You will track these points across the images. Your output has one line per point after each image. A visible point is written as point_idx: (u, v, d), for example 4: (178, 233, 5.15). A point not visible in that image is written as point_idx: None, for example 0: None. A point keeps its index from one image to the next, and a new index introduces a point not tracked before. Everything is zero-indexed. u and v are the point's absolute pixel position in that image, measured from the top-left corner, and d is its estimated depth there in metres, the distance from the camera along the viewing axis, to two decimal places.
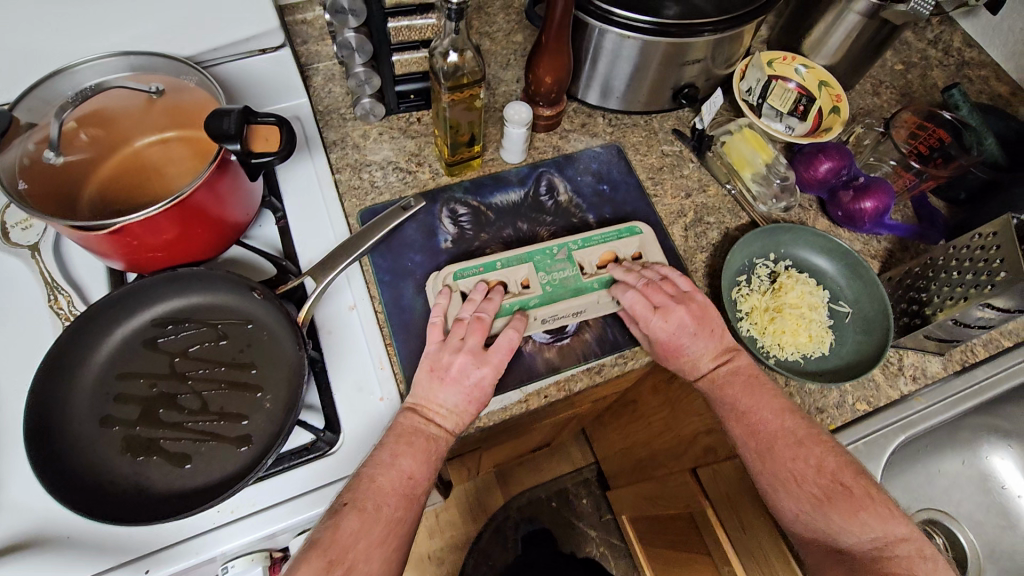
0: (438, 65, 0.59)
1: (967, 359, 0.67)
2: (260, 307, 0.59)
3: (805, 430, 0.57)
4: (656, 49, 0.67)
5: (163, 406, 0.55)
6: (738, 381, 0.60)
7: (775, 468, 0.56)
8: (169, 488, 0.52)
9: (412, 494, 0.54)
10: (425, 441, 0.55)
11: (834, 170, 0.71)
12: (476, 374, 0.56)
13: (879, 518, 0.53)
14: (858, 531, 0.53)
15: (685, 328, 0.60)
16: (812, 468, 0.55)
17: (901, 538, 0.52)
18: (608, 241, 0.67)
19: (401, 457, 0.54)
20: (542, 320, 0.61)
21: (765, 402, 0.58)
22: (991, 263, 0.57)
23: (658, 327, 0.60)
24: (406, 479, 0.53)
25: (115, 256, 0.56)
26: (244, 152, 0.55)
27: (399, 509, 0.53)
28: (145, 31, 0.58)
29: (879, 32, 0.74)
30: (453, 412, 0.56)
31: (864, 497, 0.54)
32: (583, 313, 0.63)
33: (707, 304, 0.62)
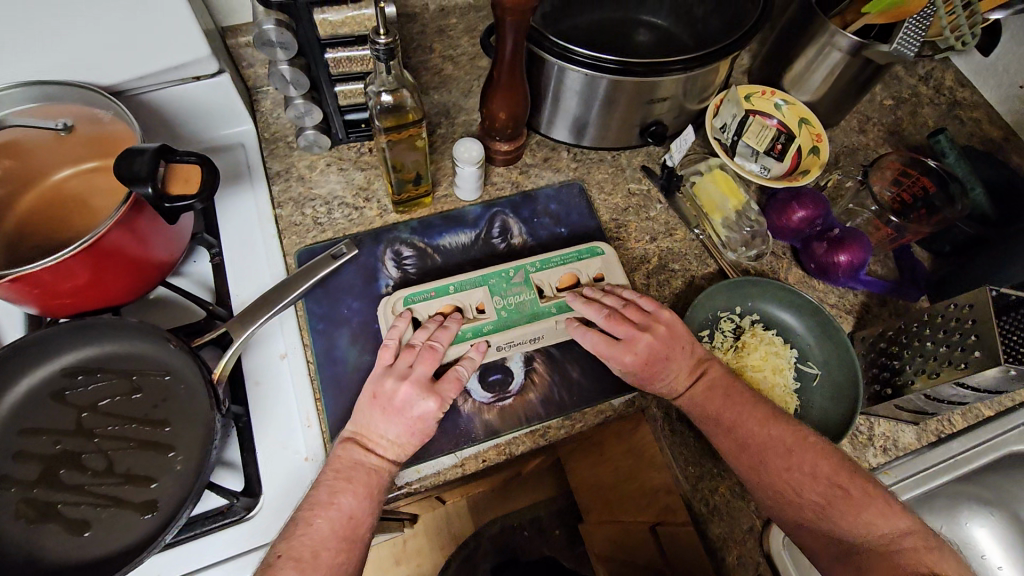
0: (374, 103, 0.56)
1: (942, 429, 0.63)
2: (177, 358, 0.55)
3: (793, 436, 0.54)
4: (619, 86, 0.63)
5: (65, 466, 0.51)
6: (719, 397, 0.56)
7: (768, 484, 0.53)
8: (63, 559, 0.48)
9: (356, 531, 0.49)
10: (365, 476, 0.50)
11: (809, 219, 0.68)
12: (420, 406, 0.52)
13: (881, 515, 0.50)
14: (865, 530, 0.50)
15: (657, 357, 0.56)
16: (808, 474, 0.52)
17: (905, 531, 0.49)
18: (568, 262, 0.63)
19: (340, 495, 0.49)
20: (496, 348, 0.58)
21: (749, 415, 0.55)
22: (965, 338, 0.53)
23: (632, 357, 0.56)
24: (345, 517, 0.49)
25: (23, 303, 0.52)
26: (156, 195, 0.51)
27: (341, 554, 0.48)
28: (61, 62, 0.54)
29: (863, 71, 0.69)
30: (393, 445, 0.52)
31: (863, 495, 0.51)
32: (541, 339, 0.60)
33: (676, 326, 0.58)
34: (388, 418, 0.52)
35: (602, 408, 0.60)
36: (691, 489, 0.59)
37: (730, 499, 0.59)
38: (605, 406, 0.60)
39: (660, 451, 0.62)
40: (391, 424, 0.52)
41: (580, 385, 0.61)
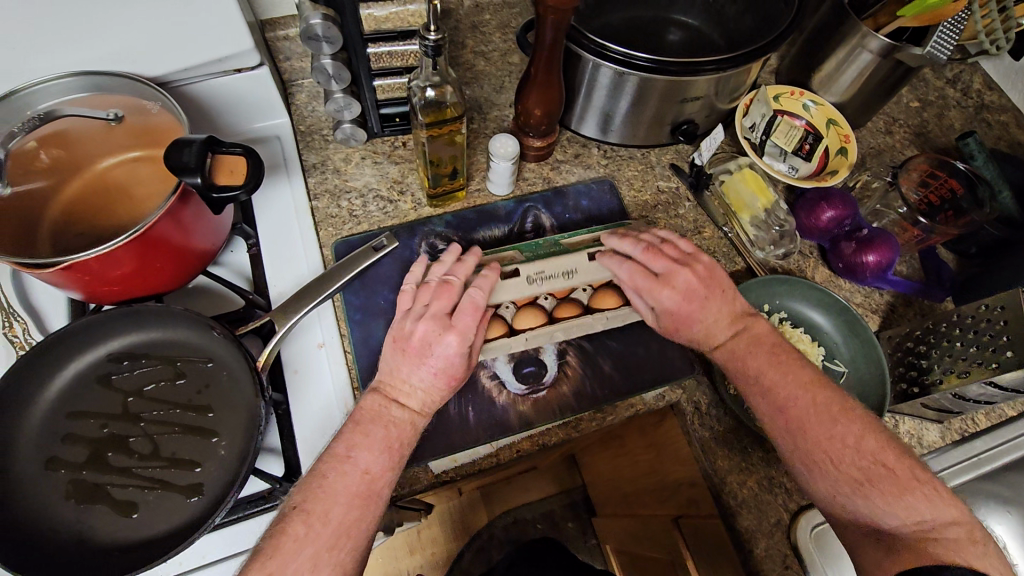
0: (416, 98, 0.57)
1: (966, 428, 0.64)
2: (219, 346, 0.56)
3: (838, 404, 0.52)
4: (653, 85, 0.63)
5: (112, 449, 0.53)
6: (762, 349, 0.56)
7: (806, 455, 0.51)
8: (111, 539, 0.50)
9: (375, 490, 0.48)
10: (383, 432, 0.50)
11: (838, 219, 0.68)
12: (440, 343, 0.52)
13: (927, 501, 0.47)
14: (905, 514, 0.47)
15: (694, 293, 0.58)
16: (850, 446, 0.50)
17: (950, 521, 0.46)
18: (596, 233, 0.67)
19: (357, 449, 0.49)
20: (527, 278, 0.60)
21: (793, 376, 0.54)
22: (997, 339, 0.54)
23: (669, 293, 0.58)
24: (361, 475, 0.48)
25: (71, 289, 0.53)
26: (205, 185, 0.52)
27: (353, 509, 0.46)
28: (110, 53, 0.55)
29: (893, 72, 0.69)
30: (418, 390, 0.52)
31: (910, 479, 0.48)
32: (574, 274, 0.61)
33: (715, 271, 0.60)
34: (410, 359, 0.53)
35: (632, 402, 0.62)
36: (720, 480, 0.60)
37: (757, 492, 0.60)
38: (636, 400, 0.62)
39: (688, 445, 0.63)
40: (414, 371, 0.52)
41: (611, 379, 0.62)
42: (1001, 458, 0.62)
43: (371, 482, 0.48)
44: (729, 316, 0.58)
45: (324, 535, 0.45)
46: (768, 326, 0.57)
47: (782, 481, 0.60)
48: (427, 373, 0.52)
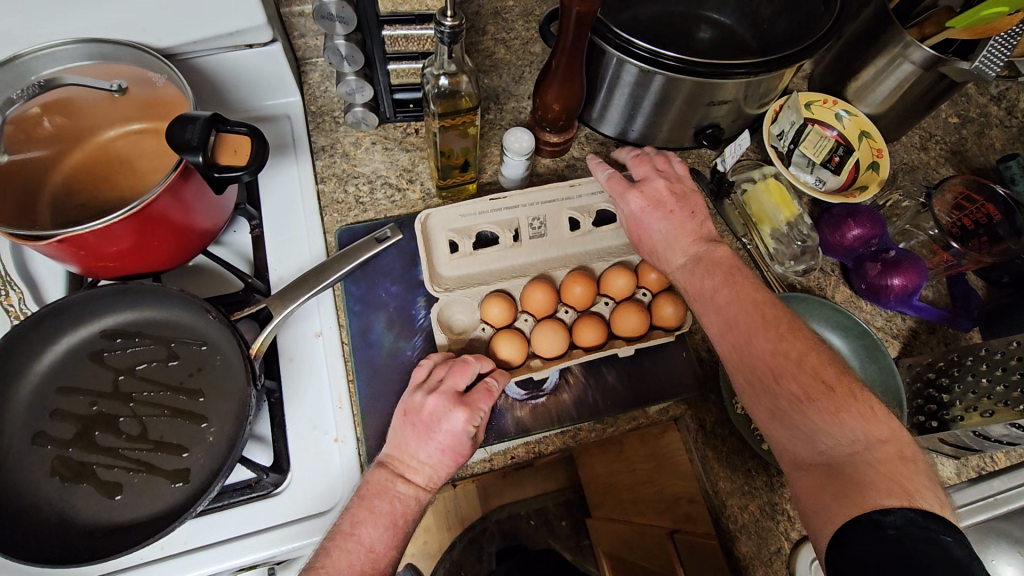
0: (430, 86, 0.54)
1: (983, 466, 0.61)
2: (215, 329, 0.54)
3: (785, 320, 0.49)
4: (679, 85, 0.60)
5: (101, 428, 0.52)
6: (717, 273, 0.54)
7: (748, 376, 0.48)
8: (94, 520, 0.49)
9: (379, 567, 0.47)
10: (388, 506, 0.49)
11: (864, 238, 0.65)
12: (449, 419, 0.50)
13: (861, 419, 0.43)
14: (837, 436, 0.43)
15: (661, 201, 0.58)
16: (792, 361, 0.46)
17: (878, 441, 0.42)
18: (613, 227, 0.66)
19: (361, 526, 0.48)
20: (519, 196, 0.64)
21: (745, 292, 0.51)
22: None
23: (633, 195, 0.58)
24: (365, 554, 0.47)
25: (67, 261, 0.52)
26: (206, 164, 0.50)
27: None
28: (117, 22, 0.53)
29: (935, 87, 0.66)
30: (425, 466, 0.51)
31: (847, 397, 0.44)
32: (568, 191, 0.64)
33: (689, 194, 0.59)
34: (417, 432, 0.51)
35: (635, 414, 0.60)
36: (720, 502, 0.58)
37: (759, 518, 0.58)
38: (639, 412, 0.60)
39: (690, 461, 0.62)
40: (420, 445, 0.51)
41: (615, 390, 0.60)
42: (1021, 499, 0.59)
43: (374, 561, 0.47)
44: (694, 233, 0.57)
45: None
46: (727, 251, 0.55)
47: (785, 508, 0.58)
48: (432, 450, 0.50)
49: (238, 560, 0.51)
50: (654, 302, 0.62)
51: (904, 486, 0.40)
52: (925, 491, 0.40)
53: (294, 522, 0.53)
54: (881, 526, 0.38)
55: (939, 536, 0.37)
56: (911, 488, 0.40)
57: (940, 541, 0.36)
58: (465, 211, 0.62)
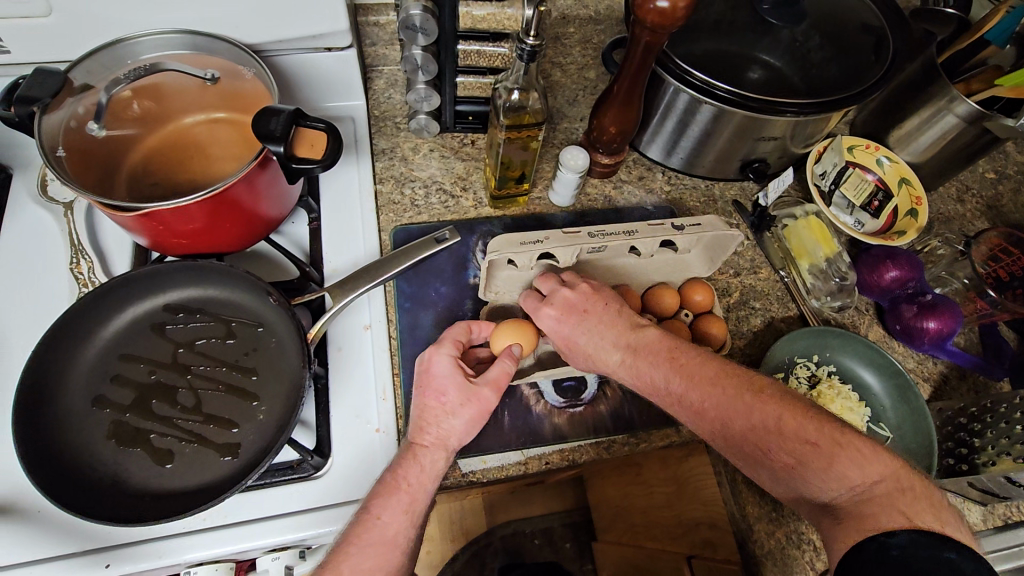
0: (501, 100, 0.58)
1: (1010, 516, 0.62)
2: (273, 312, 0.57)
3: (744, 388, 0.50)
4: (731, 118, 0.63)
5: (157, 397, 0.53)
6: (661, 359, 0.53)
7: (750, 449, 0.48)
8: (144, 485, 0.50)
9: (391, 538, 0.47)
10: (391, 476, 0.50)
11: (900, 280, 0.67)
12: (434, 362, 0.54)
13: (853, 464, 0.44)
14: (835, 484, 0.44)
15: (573, 308, 0.56)
16: (769, 429, 0.48)
17: (878, 479, 0.43)
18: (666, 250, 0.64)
19: (371, 500, 0.49)
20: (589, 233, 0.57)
21: (695, 373, 0.52)
22: None
23: (547, 315, 0.56)
24: (373, 522, 0.47)
25: (140, 235, 0.55)
26: (285, 155, 0.53)
27: (366, 560, 0.46)
28: (215, 17, 0.57)
29: (977, 140, 0.68)
30: (436, 426, 0.52)
31: (831, 447, 0.45)
32: (635, 233, 0.58)
33: (598, 287, 0.58)
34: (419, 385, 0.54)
35: (668, 432, 0.61)
36: (748, 526, 0.60)
37: (785, 546, 0.59)
38: (671, 430, 0.61)
39: (717, 485, 0.64)
40: (422, 403, 0.53)
41: (651, 406, 0.61)
42: None
43: (383, 528, 0.47)
44: (618, 326, 0.56)
45: None
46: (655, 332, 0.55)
47: (811, 539, 0.58)
48: (435, 403, 0.52)
49: (275, 538, 0.52)
50: (699, 323, 0.64)
51: (902, 512, 0.41)
52: (925, 516, 0.41)
53: (333, 506, 0.54)
54: (887, 549, 0.39)
55: (944, 554, 0.37)
56: (911, 514, 0.41)
57: (944, 559, 0.37)
58: (525, 239, 0.56)
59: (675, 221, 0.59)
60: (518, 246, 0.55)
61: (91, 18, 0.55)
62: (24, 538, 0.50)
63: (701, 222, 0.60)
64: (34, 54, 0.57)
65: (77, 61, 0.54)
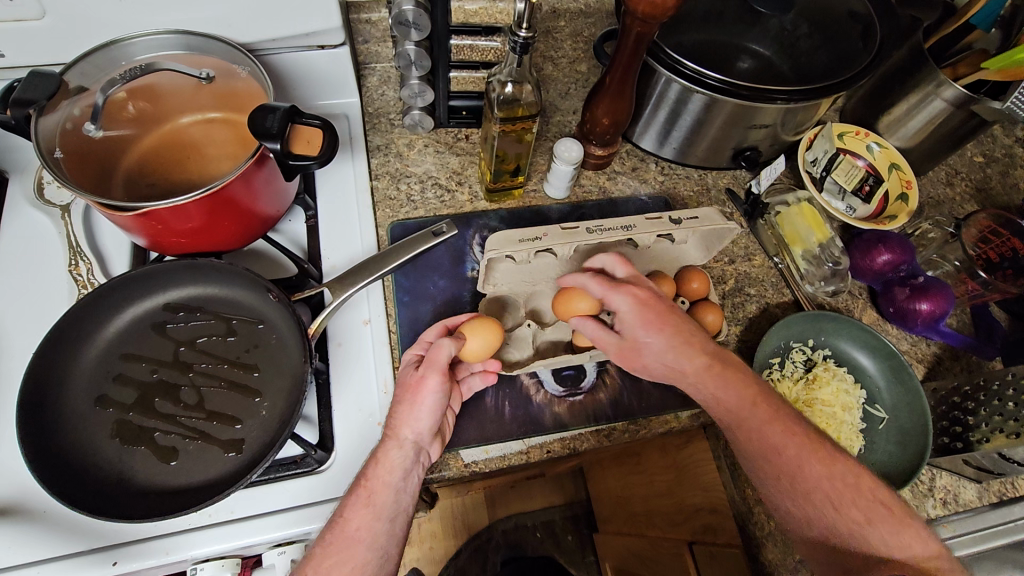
0: (495, 93, 0.58)
1: (1004, 492, 0.63)
2: (273, 308, 0.57)
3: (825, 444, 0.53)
4: (723, 107, 0.64)
5: (160, 396, 0.54)
6: (739, 380, 0.54)
7: (816, 498, 0.50)
8: (150, 482, 0.51)
9: (353, 535, 0.47)
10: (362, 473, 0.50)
11: (892, 263, 0.68)
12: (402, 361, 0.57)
13: (916, 537, 0.49)
14: (899, 546, 0.48)
15: (657, 297, 0.55)
16: (851, 483, 0.50)
17: (929, 555, 0.48)
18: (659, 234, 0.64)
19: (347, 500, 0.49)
20: (587, 229, 0.57)
21: (783, 417, 0.53)
22: None
23: (627, 303, 0.54)
24: (340, 521, 0.48)
25: (139, 235, 0.55)
26: (283, 152, 0.53)
27: (327, 555, 0.46)
28: (207, 16, 0.57)
29: (965, 124, 0.69)
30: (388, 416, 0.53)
31: (904, 515, 0.50)
32: (634, 229, 0.57)
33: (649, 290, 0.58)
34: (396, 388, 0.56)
35: (668, 418, 0.61)
36: (748, 509, 0.61)
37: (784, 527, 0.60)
38: (670, 416, 0.61)
39: (717, 470, 0.65)
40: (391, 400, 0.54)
41: (650, 394, 0.62)
42: None
43: (345, 524, 0.47)
44: (695, 331, 0.56)
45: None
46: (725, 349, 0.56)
47: None
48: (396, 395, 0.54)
49: (281, 532, 0.53)
50: (696, 310, 0.64)
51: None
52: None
53: (337, 499, 0.54)
54: None
55: None
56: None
57: None
58: (523, 237, 0.55)
59: (673, 214, 0.59)
60: (517, 244, 0.55)
61: (83, 19, 0.55)
62: (30, 539, 0.50)
63: (699, 215, 0.59)
64: (27, 56, 0.57)
65: (71, 64, 0.54)
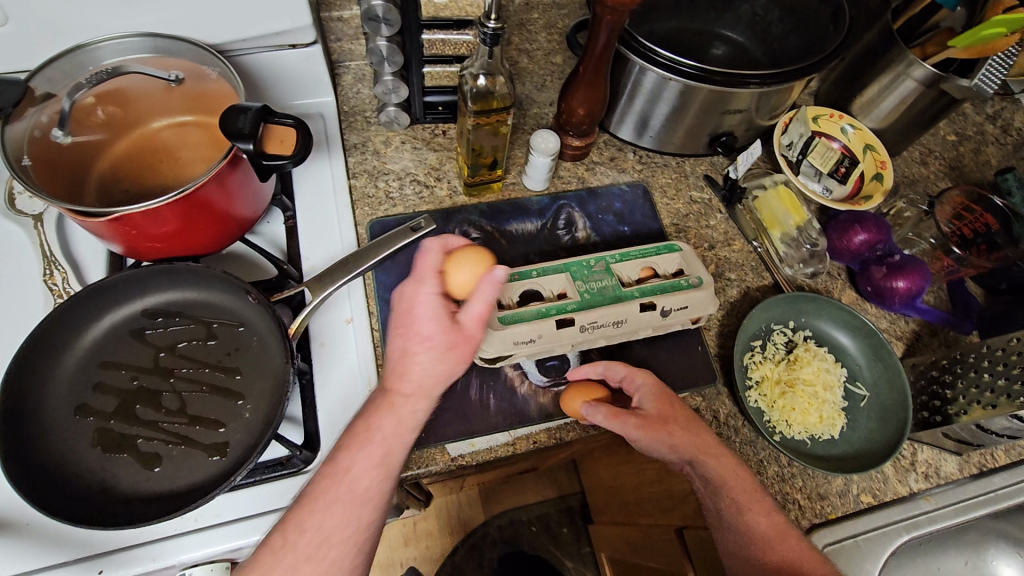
0: (468, 86, 0.58)
1: (985, 463, 0.64)
2: (253, 310, 0.57)
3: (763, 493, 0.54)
4: (697, 94, 0.64)
5: (141, 402, 0.53)
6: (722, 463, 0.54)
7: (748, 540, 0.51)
8: (134, 489, 0.50)
9: (360, 492, 0.46)
10: (376, 426, 0.48)
11: (869, 243, 0.69)
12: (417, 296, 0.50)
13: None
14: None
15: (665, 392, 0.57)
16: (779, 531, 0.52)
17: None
18: (647, 257, 0.63)
19: (350, 450, 0.47)
20: (581, 327, 0.58)
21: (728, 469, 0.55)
22: (1014, 368, 0.56)
23: (644, 382, 0.57)
24: (345, 476, 0.46)
25: (114, 241, 0.54)
26: (256, 152, 0.53)
27: (330, 516, 0.45)
28: (176, 18, 0.56)
29: (936, 103, 0.70)
30: (410, 367, 0.49)
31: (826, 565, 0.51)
32: (624, 323, 0.59)
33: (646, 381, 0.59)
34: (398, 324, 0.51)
35: None
36: None
37: None
38: None
39: None
40: (407, 347, 0.49)
41: None
42: (1020, 495, 0.62)
43: (352, 481, 0.46)
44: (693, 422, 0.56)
45: (302, 541, 0.43)
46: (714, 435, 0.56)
47: (796, 498, 0.59)
48: (418, 340, 0.49)
49: (269, 533, 0.52)
50: None
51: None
52: None
53: None
54: None
55: None
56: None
57: None
58: (518, 339, 0.55)
59: (665, 308, 0.59)
60: (511, 346, 0.56)
61: (48, 24, 0.54)
62: (14, 551, 0.50)
63: (688, 303, 0.60)
64: None
65: (36, 70, 0.53)
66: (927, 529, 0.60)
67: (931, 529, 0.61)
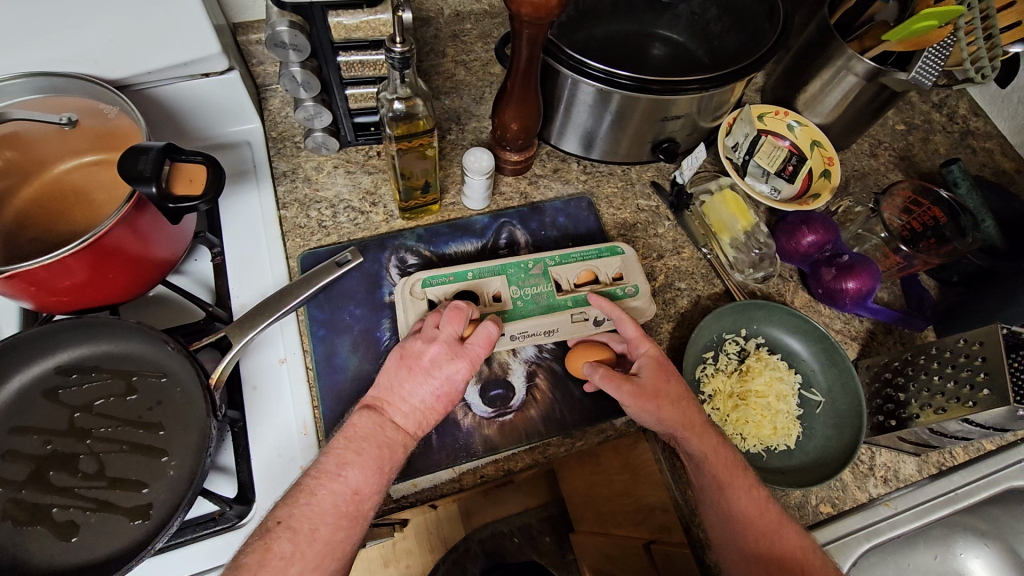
0: (387, 111, 0.55)
1: (943, 462, 0.63)
2: (173, 360, 0.54)
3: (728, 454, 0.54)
4: (634, 103, 0.62)
5: (55, 468, 0.50)
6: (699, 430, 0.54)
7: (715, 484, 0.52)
8: (48, 564, 0.47)
9: (355, 510, 0.47)
10: (375, 448, 0.49)
11: (818, 244, 0.67)
12: (453, 368, 0.51)
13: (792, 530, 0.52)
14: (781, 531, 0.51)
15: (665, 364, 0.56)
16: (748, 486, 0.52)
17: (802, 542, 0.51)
18: (588, 259, 0.64)
19: (347, 467, 0.47)
20: (510, 337, 0.59)
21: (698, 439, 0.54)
22: (972, 360, 0.54)
23: (648, 352, 0.56)
24: (348, 494, 0.47)
25: (20, 298, 0.51)
26: (160, 195, 0.49)
27: (340, 530, 0.46)
28: (69, 56, 0.53)
29: (879, 95, 0.68)
30: (416, 410, 0.51)
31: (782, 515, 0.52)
32: (556, 333, 0.60)
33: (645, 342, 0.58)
34: (416, 381, 0.51)
35: (603, 427, 0.60)
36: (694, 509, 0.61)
37: None
38: (606, 424, 0.60)
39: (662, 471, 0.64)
40: (420, 399, 0.51)
41: (582, 404, 0.60)
42: (977, 494, 0.61)
43: (354, 501, 0.47)
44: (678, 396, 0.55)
45: (308, 555, 0.44)
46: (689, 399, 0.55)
47: None
48: (438, 406, 0.52)
49: None
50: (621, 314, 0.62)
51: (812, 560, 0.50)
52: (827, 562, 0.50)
53: None
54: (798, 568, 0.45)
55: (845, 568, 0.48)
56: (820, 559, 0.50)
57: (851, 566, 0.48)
58: None
59: (598, 317, 0.60)
60: None
61: None
62: None
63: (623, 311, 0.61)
64: None
65: None
66: (886, 536, 0.59)
67: (892, 536, 0.59)
